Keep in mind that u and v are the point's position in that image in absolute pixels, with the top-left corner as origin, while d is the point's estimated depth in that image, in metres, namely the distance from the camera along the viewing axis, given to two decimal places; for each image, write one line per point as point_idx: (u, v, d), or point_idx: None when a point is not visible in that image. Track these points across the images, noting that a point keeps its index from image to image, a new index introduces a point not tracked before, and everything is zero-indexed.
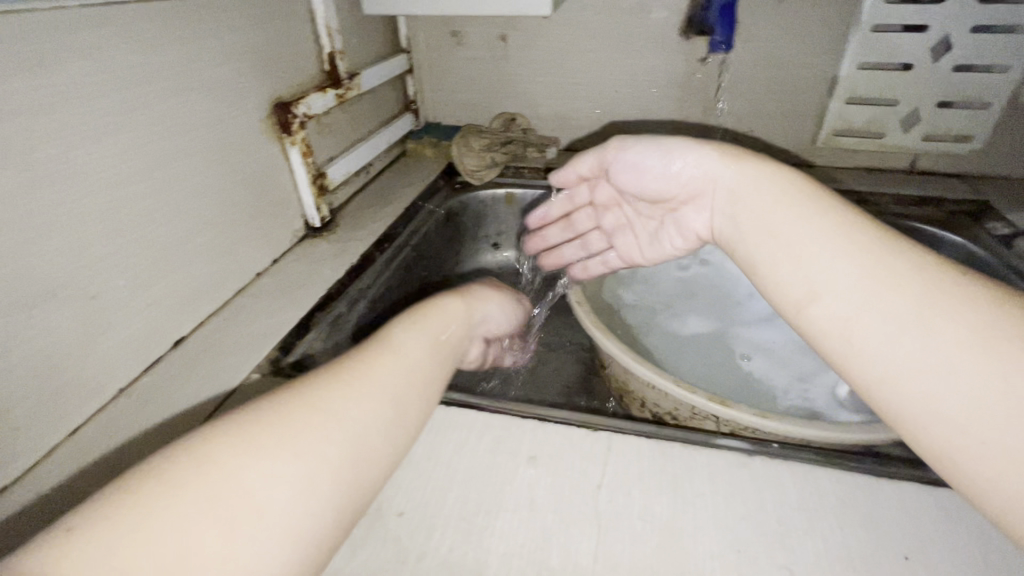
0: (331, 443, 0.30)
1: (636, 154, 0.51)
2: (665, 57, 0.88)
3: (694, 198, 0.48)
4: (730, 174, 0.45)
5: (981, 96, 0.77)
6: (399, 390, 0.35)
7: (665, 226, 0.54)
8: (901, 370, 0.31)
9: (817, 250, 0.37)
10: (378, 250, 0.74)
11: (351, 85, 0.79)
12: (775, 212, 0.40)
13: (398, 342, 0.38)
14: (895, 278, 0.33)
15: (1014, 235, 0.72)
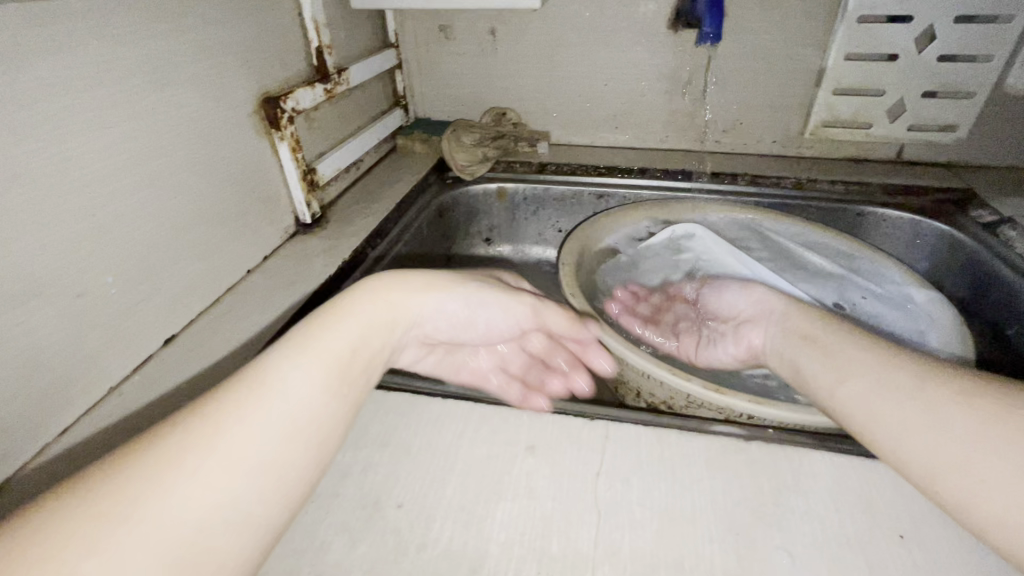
0: (208, 482, 0.29)
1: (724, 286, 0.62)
2: (653, 50, 0.89)
3: (756, 319, 0.55)
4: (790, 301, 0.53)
5: (966, 86, 0.78)
6: (286, 420, 0.33)
7: (722, 338, 0.58)
8: (906, 439, 0.35)
9: (837, 348, 0.43)
10: (370, 246, 0.74)
11: (339, 80, 0.79)
12: (828, 329, 0.46)
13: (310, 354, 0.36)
14: (899, 364, 0.38)
15: (999, 221, 0.73)
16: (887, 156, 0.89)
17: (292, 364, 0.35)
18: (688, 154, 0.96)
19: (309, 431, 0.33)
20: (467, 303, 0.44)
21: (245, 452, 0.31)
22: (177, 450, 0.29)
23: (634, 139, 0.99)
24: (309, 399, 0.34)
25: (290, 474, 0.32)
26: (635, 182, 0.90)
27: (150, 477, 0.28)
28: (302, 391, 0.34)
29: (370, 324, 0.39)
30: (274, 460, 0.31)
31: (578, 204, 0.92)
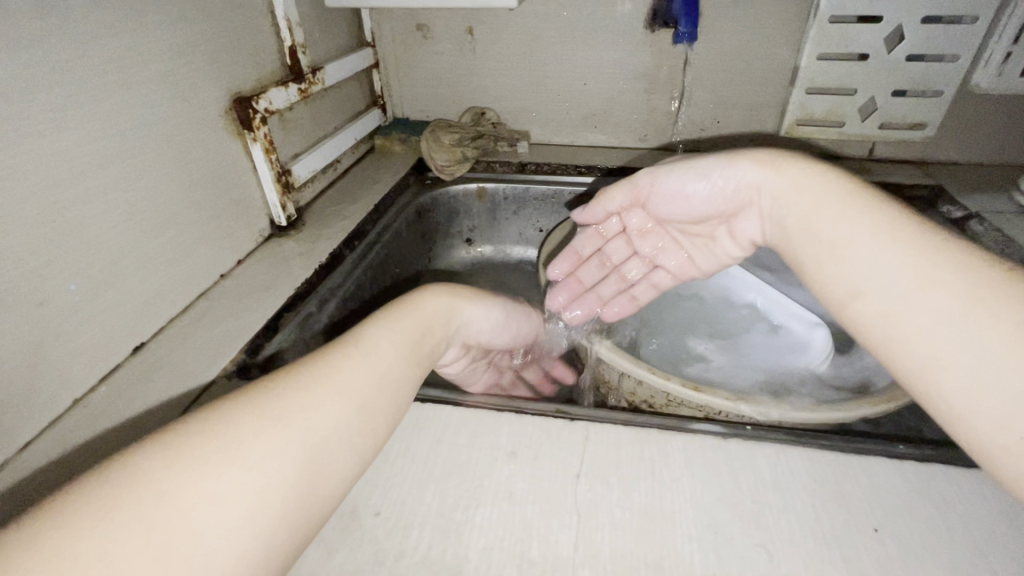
0: (323, 417, 0.32)
1: (673, 181, 0.51)
2: (631, 49, 0.89)
3: (741, 209, 0.49)
4: (761, 172, 0.46)
5: (934, 85, 0.79)
6: (381, 375, 0.36)
7: (716, 240, 0.55)
8: (935, 360, 0.32)
9: (852, 244, 0.38)
10: (348, 248, 0.72)
11: (314, 79, 0.77)
12: (829, 214, 0.40)
13: (371, 343, 0.38)
14: (937, 268, 0.34)
15: (967, 217, 0.75)
16: (860, 153, 0.91)
17: (386, 332, 0.39)
18: (667, 153, 0.97)
19: (397, 392, 0.37)
20: (505, 325, 0.51)
21: (351, 396, 0.34)
22: (298, 388, 0.33)
23: (613, 138, 0.99)
24: (396, 362, 0.38)
25: (378, 428, 0.35)
26: (614, 181, 0.91)
27: (275, 407, 0.31)
28: (392, 354, 0.38)
29: (438, 312, 0.44)
30: (371, 411, 0.35)
31: (559, 204, 0.92)
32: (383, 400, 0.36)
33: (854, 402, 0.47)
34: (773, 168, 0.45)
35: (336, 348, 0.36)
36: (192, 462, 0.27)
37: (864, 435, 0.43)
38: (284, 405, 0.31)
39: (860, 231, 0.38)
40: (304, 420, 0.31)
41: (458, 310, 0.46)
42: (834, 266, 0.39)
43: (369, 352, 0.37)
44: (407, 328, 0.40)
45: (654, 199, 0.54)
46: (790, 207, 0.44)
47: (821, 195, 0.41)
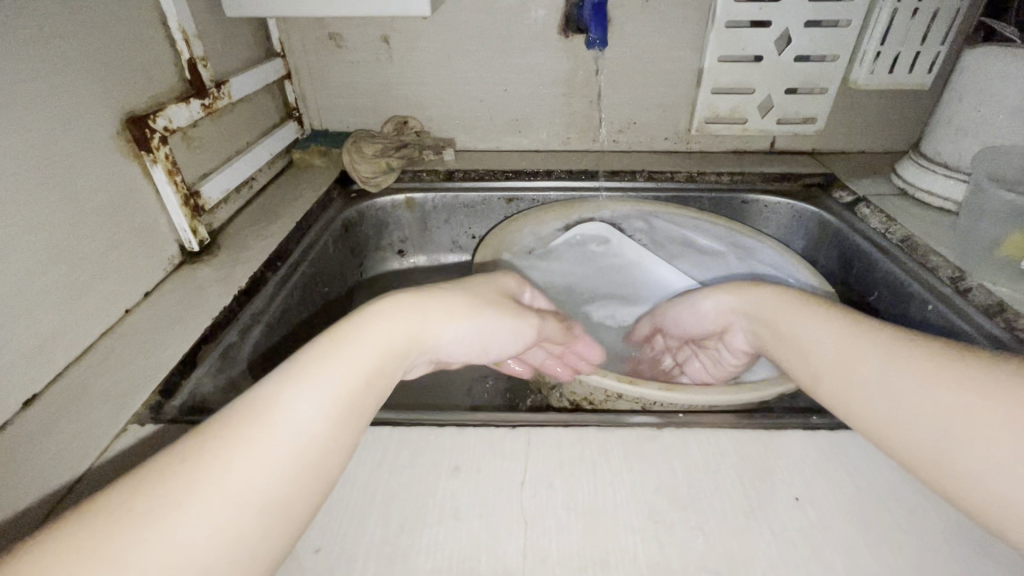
0: (211, 516, 0.27)
1: (672, 314, 0.59)
2: (547, 55, 0.91)
3: (731, 324, 0.52)
4: (730, 298, 0.52)
5: (819, 83, 0.87)
6: (298, 451, 0.30)
7: (718, 349, 0.56)
8: (888, 424, 0.35)
9: (805, 336, 0.43)
10: (270, 270, 0.69)
11: (219, 94, 0.73)
12: (790, 313, 0.45)
13: (285, 404, 0.31)
14: (861, 345, 0.38)
15: (857, 201, 0.83)
16: (762, 147, 0.98)
17: (310, 385, 0.32)
18: (590, 154, 1.00)
19: (321, 465, 0.31)
20: (478, 329, 0.42)
21: (253, 485, 0.28)
22: (187, 475, 0.27)
23: (537, 142, 1.01)
24: (323, 428, 0.32)
25: (294, 514, 0.30)
26: (540, 184, 0.92)
27: (154, 508, 0.26)
28: (315, 418, 0.32)
29: (385, 339, 0.36)
30: (286, 495, 0.29)
31: (489, 210, 0.93)
32: (303, 478, 0.30)
33: (771, 381, 0.51)
34: (752, 294, 0.50)
35: (247, 412, 0.31)
36: None
37: (780, 411, 0.46)
38: (175, 498, 0.26)
39: (819, 327, 0.42)
40: (191, 522, 0.26)
41: (413, 332, 0.38)
42: (802, 360, 0.43)
43: (285, 417, 0.31)
44: (333, 376, 0.33)
45: (668, 326, 0.61)
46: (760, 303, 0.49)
47: (784, 300, 0.47)
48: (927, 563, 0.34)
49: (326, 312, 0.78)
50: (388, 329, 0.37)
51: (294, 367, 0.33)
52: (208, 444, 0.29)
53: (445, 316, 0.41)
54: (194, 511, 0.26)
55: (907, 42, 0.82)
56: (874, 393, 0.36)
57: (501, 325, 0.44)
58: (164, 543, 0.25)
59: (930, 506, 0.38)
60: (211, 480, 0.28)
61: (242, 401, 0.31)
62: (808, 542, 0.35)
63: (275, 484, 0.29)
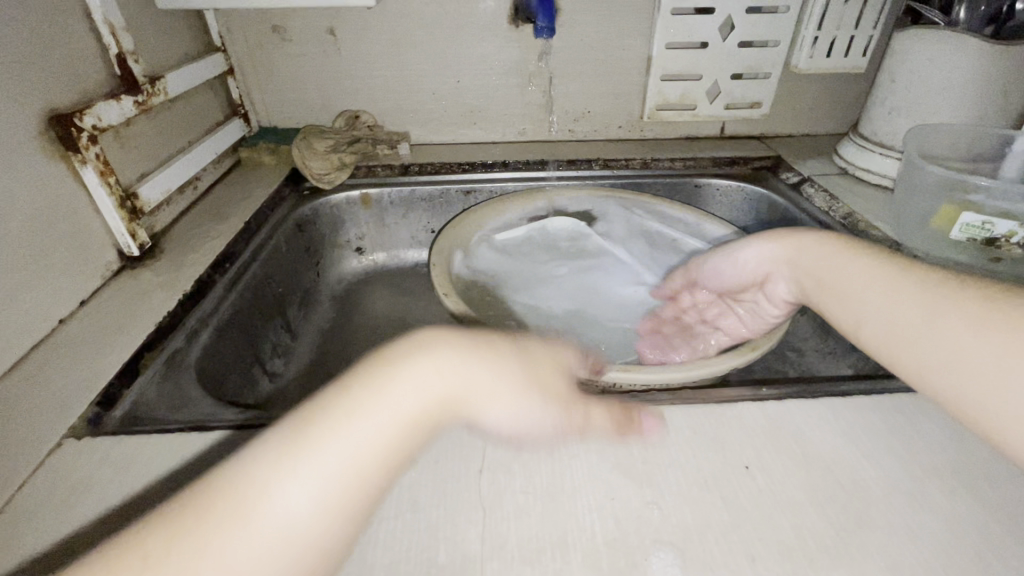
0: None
1: (708, 265, 0.60)
2: (498, 46, 0.90)
3: (772, 274, 0.53)
4: (777, 247, 0.52)
5: (763, 68, 0.90)
6: (276, 548, 0.28)
7: (756, 304, 0.57)
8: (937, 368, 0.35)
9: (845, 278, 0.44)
10: (217, 272, 0.66)
11: (154, 90, 0.69)
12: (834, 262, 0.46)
13: (272, 488, 0.29)
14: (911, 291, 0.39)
15: (802, 181, 0.86)
16: (712, 132, 1.00)
17: (302, 463, 0.29)
18: (546, 144, 1.00)
19: (316, 553, 0.29)
20: (518, 417, 0.36)
21: None
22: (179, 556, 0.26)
23: (493, 134, 1.00)
24: (310, 521, 0.29)
25: None
26: (498, 175, 0.92)
27: None
28: (302, 510, 0.29)
29: (398, 407, 0.32)
30: None
31: (447, 203, 0.92)
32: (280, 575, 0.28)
33: (723, 357, 0.52)
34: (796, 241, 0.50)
35: (236, 488, 0.29)
36: None
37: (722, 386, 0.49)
38: None
39: (829, 252, 0.47)
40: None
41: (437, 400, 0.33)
42: (838, 303, 0.44)
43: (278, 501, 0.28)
44: (326, 460, 0.30)
45: (703, 273, 0.61)
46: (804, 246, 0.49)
47: (824, 244, 0.48)
48: (868, 518, 0.36)
49: (281, 314, 0.76)
50: (402, 404, 0.32)
51: (291, 443, 0.30)
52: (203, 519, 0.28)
53: (483, 378, 0.35)
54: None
55: (842, 27, 0.85)
56: (898, 327, 0.38)
57: (546, 414, 0.36)
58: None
59: (871, 467, 0.40)
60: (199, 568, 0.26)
61: (240, 470, 0.29)
62: (757, 506, 0.37)
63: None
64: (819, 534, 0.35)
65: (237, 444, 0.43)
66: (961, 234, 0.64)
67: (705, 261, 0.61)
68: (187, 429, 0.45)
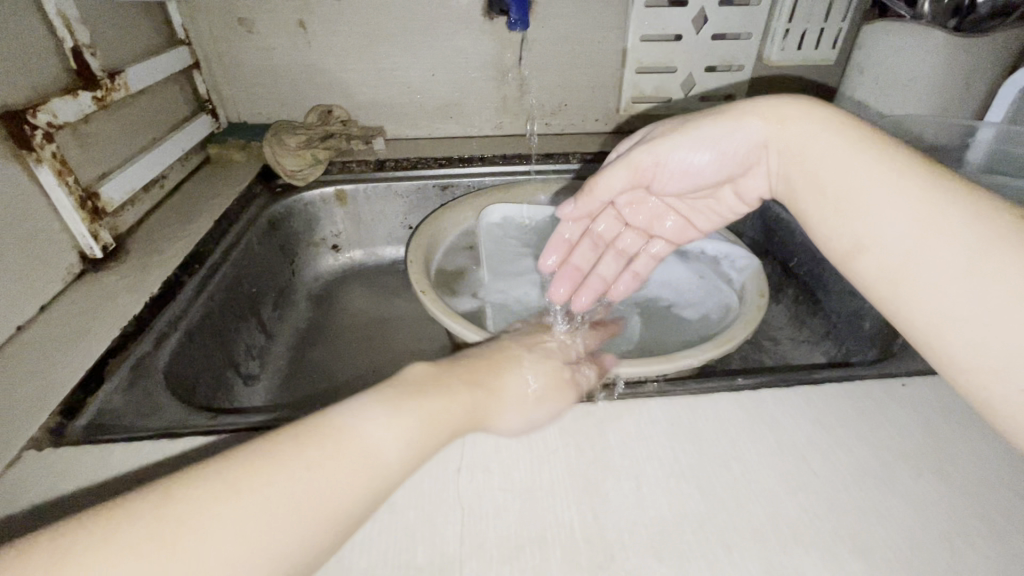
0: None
1: (679, 153, 0.51)
2: (472, 39, 0.89)
3: (743, 168, 0.50)
4: (764, 126, 0.46)
5: (736, 61, 0.90)
6: (372, 475, 0.32)
7: (717, 195, 0.57)
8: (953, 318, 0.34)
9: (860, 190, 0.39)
10: (186, 273, 0.64)
11: (113, 85, 0.66)
12: (836, 166, 0.41)
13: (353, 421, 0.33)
14: (943, 213, 0.35)
15: None
16: None
17: (326, 470, 0.31)
18: (523, 139, 0.99)
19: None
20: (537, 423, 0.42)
21: (308, 496, 0.29)
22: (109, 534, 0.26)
23: (470, 128, 0.99)
24: (394, 453, 0.33)
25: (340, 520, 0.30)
26: (475, 170, 0.92)
27: (218, 504, 0.28)
28: (391, 447, 0.33)
29: (451, 401, 0.37)
30: (345, 503, 0.30)
31: (424, 198, 0.92)
32: (361, 485, 0.31)
33: (699, 348, 0.53)
34: (823, 148, 0.42)
35: (317, 433, 0.32)
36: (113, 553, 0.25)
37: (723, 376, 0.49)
38: (206, 513, 0.27)
39: (828, 147, 0.42)
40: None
41: (475, 405, 0.39)
42: (841, 217, 0.41)
43: (332, 504, 0.30)
44: (351, 483, 0.31)
45: (660, 175, 0.53)
46: (812, 155, 0.43)
47: (855, 168, 0.40)
48: (840, 503, 0.37)
49: (255, 314, 0.74)
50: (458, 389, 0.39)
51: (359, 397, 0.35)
52: (191, 502, 0.28)
53: (511, 401, 0.41)
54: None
55: (812, 20, 0.86)
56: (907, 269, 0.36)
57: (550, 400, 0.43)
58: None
59: (845, 454, 0.40)
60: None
61: (322, 423, 0.33)
62: (733, 495, 0.37)
63: (337, 500, 0.30)
64: (792, 520, 0.36)
65: (208, 449, 0.42)
66: None
67: (669, 139, 0.50)
68: (157, 436, 0.44)
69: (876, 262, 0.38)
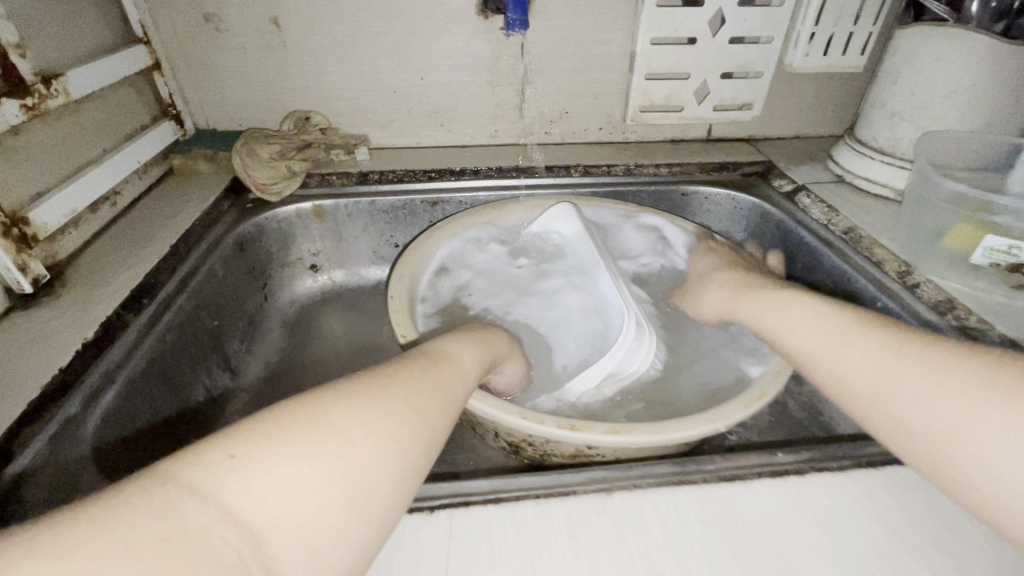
0: (308, 491, 0.28)
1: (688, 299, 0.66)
2: (465, 40, 0.81)
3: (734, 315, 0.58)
4: (729, 291, 0.59)
5: (755, 67, 0.82)
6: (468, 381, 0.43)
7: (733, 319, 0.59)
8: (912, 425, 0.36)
9: (801, 334, 0.47)
10: (131, 309, 0.56)
11: (48, 91, 0.57)
12: (780, 311, 0.50)
13: (450, 354, 0.44)
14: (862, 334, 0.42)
15: (797, 189, 0.80)
16: (699, 134, 0.93)
17: (444, 378, 0.40)
18: (520, 148, 0.91)
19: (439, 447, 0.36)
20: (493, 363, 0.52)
21: (445, 391, 0.39)
22: (328, 414, 0.31)
23: (462, 136, 0.91)
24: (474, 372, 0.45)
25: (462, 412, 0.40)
26: (467, 184, 0.83)
27: (388, 390, 0.35)
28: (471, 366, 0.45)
29: (490, 347, 0.51)
30: (462, 396, 0.41)
31: (412, 215, 0.83)
32: (465, 389, 0.42)
33: (723, 411, 0.46)
34: (761, 305, 0.53)
35: (428, 358, 0.42)
36: (326, 428, 0.30)
37: (759, 449, 0.41)
38: (384, 397, 0.35)
39: (773, 306, 0.52)
40: (314, 488, 0.28)
41: (500, 353, 0.53)
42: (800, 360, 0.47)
43: (451, 391, 0.40)
44: (456, 389, 0.41)
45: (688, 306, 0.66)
46: (762, 312, 0.53)
47: (792, 311, 0.49)
48: None
49: (218, 349, 0.66)
50: (497, 342, 0.53)
51: (444, 342, 0.46)
52: (365, 391, 0.34)
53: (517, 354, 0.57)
54: (314, 470, 0.28)
55: (840, 22, 0.78)
56: (860, 383, 0.40)
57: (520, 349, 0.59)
58: (255, 509, 0.26)
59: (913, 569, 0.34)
60: (363, 447, 0.31)
61: (427, 353, 0.43)
62: None
63: (458, 395, 0.41)
64: None
65: None
66: (984, 259, 0.57)
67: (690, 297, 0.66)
68: None
69: (839, 378, 0.42)
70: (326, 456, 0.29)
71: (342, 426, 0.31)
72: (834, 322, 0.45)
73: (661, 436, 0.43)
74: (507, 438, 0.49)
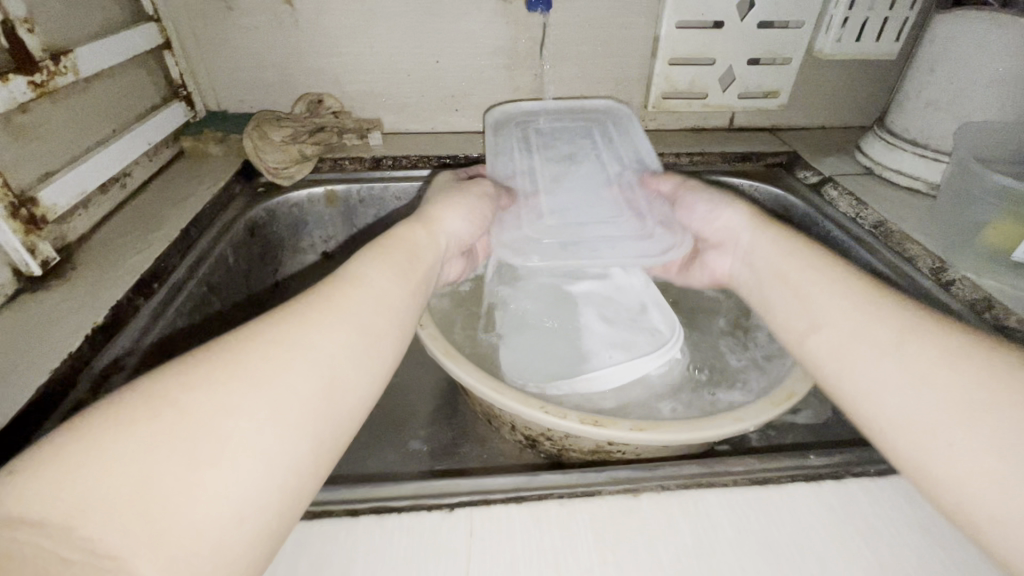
0: (134, 468, 0.24)
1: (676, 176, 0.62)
2: (482, 22, 0.78)
3: (722, 244, 0.55)
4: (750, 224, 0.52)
5: (783, 53, 0.79)
6: (383, 303, 0.38)
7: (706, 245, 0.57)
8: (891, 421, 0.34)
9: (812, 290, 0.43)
10: (142, 294, 0.54)
11: (57, 69, 0.56)
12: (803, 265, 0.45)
13: (360, 274, 0.38)
14: (880, 309, 0.38)
15: (823, 182, 0.77)
16: (720, 123, 0.90)
17: (341, 308, 0.35)
18: None
19: (328, 385, 0.31)
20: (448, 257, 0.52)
21: (341, 324, 0.34)
22: (170, 381, 0.27)
23: (476, 122, 0.89)
24: (395, 291, 0.39)
25: (372, 344, 0.35)
26: None
27: (260, 338, 0.31)
28: (385, 281, 0.39)
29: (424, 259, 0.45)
30: (371, 324, 0.36)
31: None
32: (382, 316, 0.37)
33: (750, 410, 0.44)
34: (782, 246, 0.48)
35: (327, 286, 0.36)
36: (170, 393, 0.27)
37: (790, 451, 0.39)
38: (254, 345, 0.30)
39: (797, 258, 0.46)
40: (137, 459, 0.24)
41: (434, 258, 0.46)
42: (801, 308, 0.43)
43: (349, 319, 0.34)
44: (344, 307, 0.35)
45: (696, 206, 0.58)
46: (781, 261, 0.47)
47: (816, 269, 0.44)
48: None
49: (224, 336, 0.65)
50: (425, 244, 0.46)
51: (359, 260, 0.40)
52: (228, 345, 0.30)
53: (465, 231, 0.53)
54: (145, 440, 0.25)
55: (876, 7, 0.75)
56: (845, 354, 0.38)
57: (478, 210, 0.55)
58: (71, 494, 0.22)
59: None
60: (195, 400, 0.27)
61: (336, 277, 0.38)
62: None
63: (363, 320, 0.35)
64: None
65: None
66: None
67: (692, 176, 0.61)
68: None
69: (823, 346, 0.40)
70: (159, 421, 0.25)
71: (186, 387, 0.27)
72: (853, 294, 0.40)
73: (690, 435, 0.42)
74: (524, 431, 0.48)
